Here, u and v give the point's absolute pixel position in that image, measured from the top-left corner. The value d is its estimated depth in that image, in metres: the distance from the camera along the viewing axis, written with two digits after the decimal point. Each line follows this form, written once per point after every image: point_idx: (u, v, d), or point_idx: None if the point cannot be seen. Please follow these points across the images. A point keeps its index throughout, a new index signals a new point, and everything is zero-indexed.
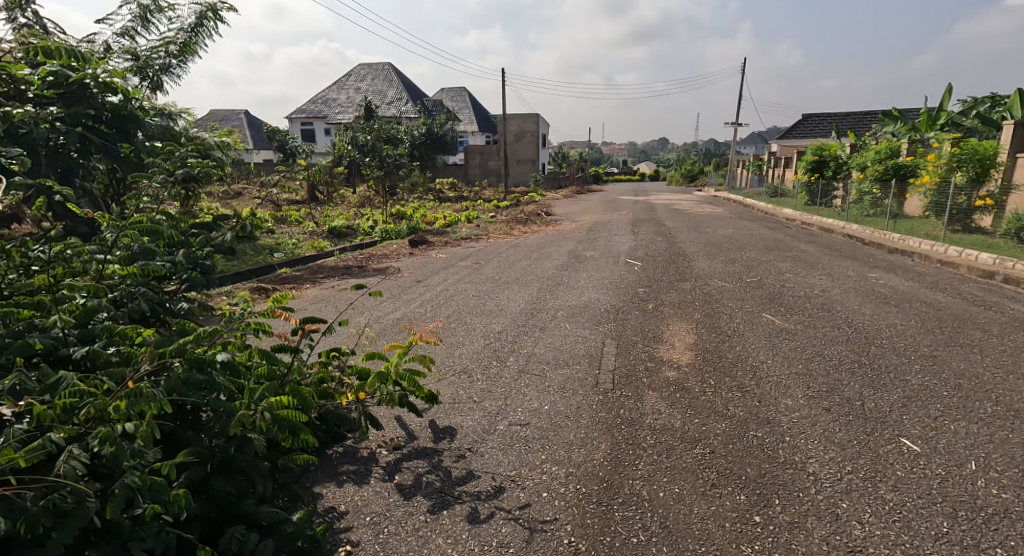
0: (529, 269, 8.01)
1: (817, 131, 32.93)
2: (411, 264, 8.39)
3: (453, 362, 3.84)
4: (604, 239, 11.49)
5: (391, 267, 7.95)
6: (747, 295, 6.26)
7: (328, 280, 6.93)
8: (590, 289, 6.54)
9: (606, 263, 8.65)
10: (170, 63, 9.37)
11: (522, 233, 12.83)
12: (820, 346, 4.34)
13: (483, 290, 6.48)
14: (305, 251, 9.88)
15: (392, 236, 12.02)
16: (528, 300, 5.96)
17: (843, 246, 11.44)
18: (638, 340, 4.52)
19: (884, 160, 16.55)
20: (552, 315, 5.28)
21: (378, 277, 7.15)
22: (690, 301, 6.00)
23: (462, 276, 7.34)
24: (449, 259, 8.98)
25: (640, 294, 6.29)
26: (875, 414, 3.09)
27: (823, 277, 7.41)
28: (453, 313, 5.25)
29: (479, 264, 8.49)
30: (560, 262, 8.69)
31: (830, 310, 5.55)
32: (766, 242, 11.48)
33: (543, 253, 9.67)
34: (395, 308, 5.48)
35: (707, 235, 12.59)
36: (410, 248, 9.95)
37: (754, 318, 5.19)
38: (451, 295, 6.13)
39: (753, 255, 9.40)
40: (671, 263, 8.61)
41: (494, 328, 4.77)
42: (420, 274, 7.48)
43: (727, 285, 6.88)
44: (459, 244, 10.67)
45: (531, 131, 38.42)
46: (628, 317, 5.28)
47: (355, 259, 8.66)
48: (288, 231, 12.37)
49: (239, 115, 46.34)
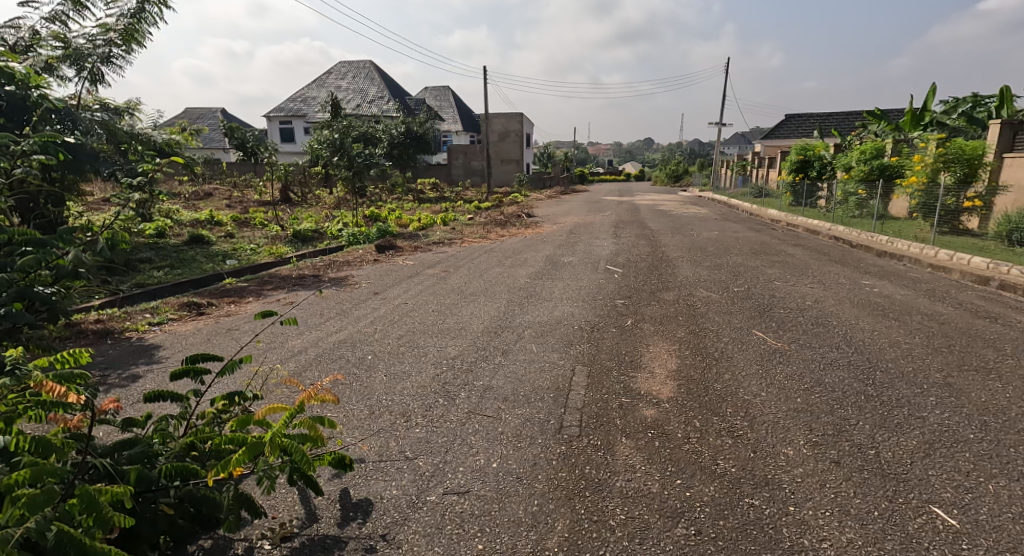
0: (500, 277, 7.43)
1: (801, 131, 32.75)
2: (374, 273, 7.75)
3: (389, 401, 3.23)
4: (584, 243, 10.94)
5: (350, 277, 7.33)
6: (735, 307, 5.73)
7: (275, 292, 6.29)
8: (562, 302, 5.96)
9: (584, 270, 8.07)
10: (112, 53, 8.80)
11: (500, 236, 12.24)
12: (820, 373, 3.78)
13: (446, 303, 5.87)
14: (261, 258, 9.22)
15: (360, 240, 11.36)
16: (495, 315, 5.36)
17: (830, 250, 11.00)
18: (612, 368, 3.93)
19: (870, 160, 16.21)
20: (517, 335, 4.68)
21: (333, 288, 6.53)
22: (672, 315, 5.44)
23: (426, 286, 6.73)
24: (417, 266, 8.37)
25: (618, 307, 5.72)
26: (894, 469, 2.54)
27: (814, 285, 6.91)
28: (404, 334, 4.63)
29: (448, 272, 7.86)
30: (535, 269, 8.13)
31: (824, 326, 5.02)
32: (752, 245, 11.03)
33: (519, 259, 9.08)
34: (341, 327, 4.86)
35: (692, 237, 12.11)
36: (376, 254, 9.33)
37: (741, 337, 4.65)
38: (407, 309, 5.52)
39: (740, 261, 8.89)
40: (653, 270, 8.08)
41: (448, 352, 4.16)
42: (381, 285, 6.85)
43: (712, 295, 6.35)
44: (431, 249, 10.06)
45: (514, 130, 37.81)
46: (602, 336, 4.70)
47: (313, 267, 8.02)
48: (251, 235, 11.67)
49: (217, 114, 45.36)
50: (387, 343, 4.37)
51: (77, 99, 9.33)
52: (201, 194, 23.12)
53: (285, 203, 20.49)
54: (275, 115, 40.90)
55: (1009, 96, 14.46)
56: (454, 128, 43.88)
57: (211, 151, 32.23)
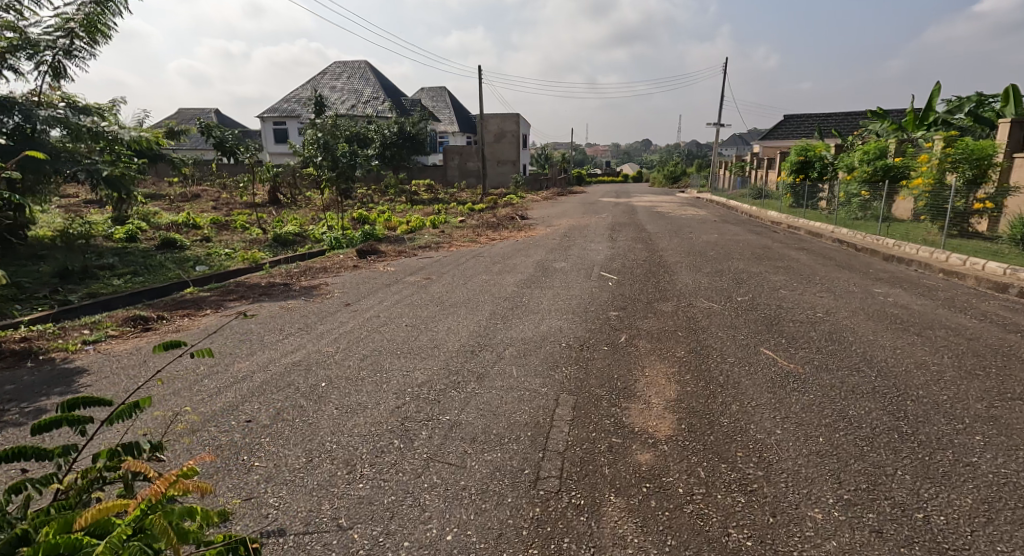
0: (484, 285, 6.92)
1: (799, 131, 32.33)
2: (351, 281, 7.23)
3: (334, 445, 2.71)
4: (578, 247, 10.41)
5: (322, 285, 6.81)
6: (739, 321, 5.21)
7: (238, 304, 5.77)
8: (550, 314, 5.44)
9: (576, 277, 7.55)
10: (74, 45, 8.46)
11: (490, 240, 11.71)
12: (842, 403, 3.26)
13: (422, 316, 5.34)
14: (233, 264, 8.70)
15: (343, 243, 10.83)
16: (474, 330, 4.84)
17: (836, 254, 10.50)
18: (602, 396, 3.40)
19: (873, 160, 15.72)
20: (495, 356, 4.16)
21: (301, 298, 6.00)
22: (670, 329, 4.92)
23: (404, 296, 6.22)
24: (398, 273, 7.85)
25: (610, 321, 5.19)
26: (953, 542, 2.02)
27: (822, 294, 6.41)
28: (368, 354, 4.11)
29: (430, 279, 7.34)
30: (524, 276, 7.62)
31: (840, 343, 4.50)
32: (754, 249, 10.53)
33: (507, 264, 8.55)
34: (299, 346, 4.33)
35: (690, 241, 11.63)
36: (356, 259, 8.83)
37: (747, 358, 4.12)
38: (378, 324, 5.00)
39: (742, 266, 8.39)
40: (650, 277, 7.56)
41: (414, 378, 3.64)
42: (354, 294, 6.32)
43: (713, 306, 5.84)
44: (416, 254, 9.54)
45: (510, 131, 37.28)
46: (591, 356, 4.18)
47: (285, 275, 7.51)
48: (229, 239, 11.15)
49: (210, 115, 44.90)
50: (347, 365, 3.85)
51: (39, 94, 8.73)
52: (188, 195, 22.58)
53: (273, 205, 19.97)
54: (268, 115, 40.26)
55: (1016, 94, 13.98)
56: (449, 128, 43.34)
57: (201, 153, 31.75)
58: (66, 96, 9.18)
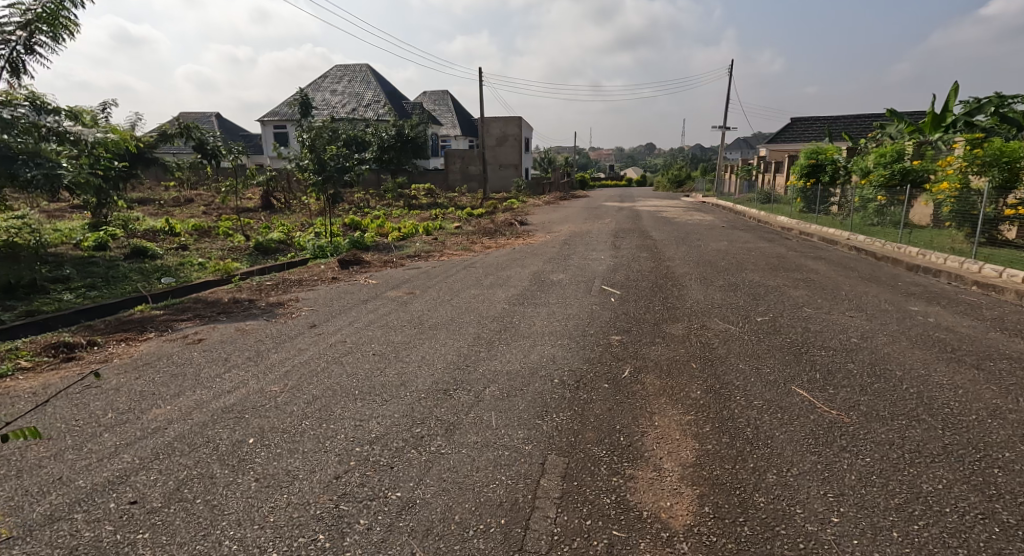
0: (473, 302, 6.23)
1: (807, 135, 31.60)
2: (326, 296, 6.53)
3: (236, 547, 2.00)
4: (579, 256, 9.69)
5: (291, 302, 6.13)
6: (762, 349, 4.50)
7: (188, 325, 5.07)
8: (543, 340, 4.72)
9: (575, 291, 6.84)
10: (36, 39, 7.79)
11: (486, 248, 11.01)
12: (910, 474, 2.55)
13: (395, 341, 4.64)
14: (203, 276, 8.04)
15: (327, 252, 10.20)
16: (452, 362, 4.13)
17: (856, 263, 9.77)
18: (601, 461, 2.69)
19: (890, 163, 14.93)
20: (473, 397, 3.44)
21: (262, 318, 5.30)
22: (681, 361, 4.20)
23: (380, 316, 5.53)
24: (379, 287, 7.15)
25: (613, 348, 4.48)
26: None
27: (852, 313, 5.70)
28: (319, 394, 3.41)
29: (414, 295, 6.63)
30: (517, 290, 6.94)
31: (887, 380, 3.76)
32: (769, 258, 9.80)
33: (501, 277, 7.83)
34: (240, 381, 3.61)
35: (699, 249, 10.90)
36: (337, 271, 8.16)
37: (779, 401, 3.40)
38: (343, 352, 4.30)
39: (757, 279, 7.69)
40: (657, 291, 6.86)
41: (367, 432, 2.92)
42: (324, 313, 5.62)
43: (731, 329, 5.11)
44: (403, 264, 8.87)
45: (512, 134, 36.60)
46: (588, 398, 3.47)
47: (255, 289, 6.83)
48: (208, 247, 10.50)
49: (210, 119, 44.55)
50: (289, 411, 3.15)
51: None
52: (180, 200, 21.95)
53: (265, 211, 19.32)
54: (268, 119, 39.64)
55: None
56: (451, 132, 42.74)
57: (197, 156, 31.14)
58: (30, 95, 8.46)
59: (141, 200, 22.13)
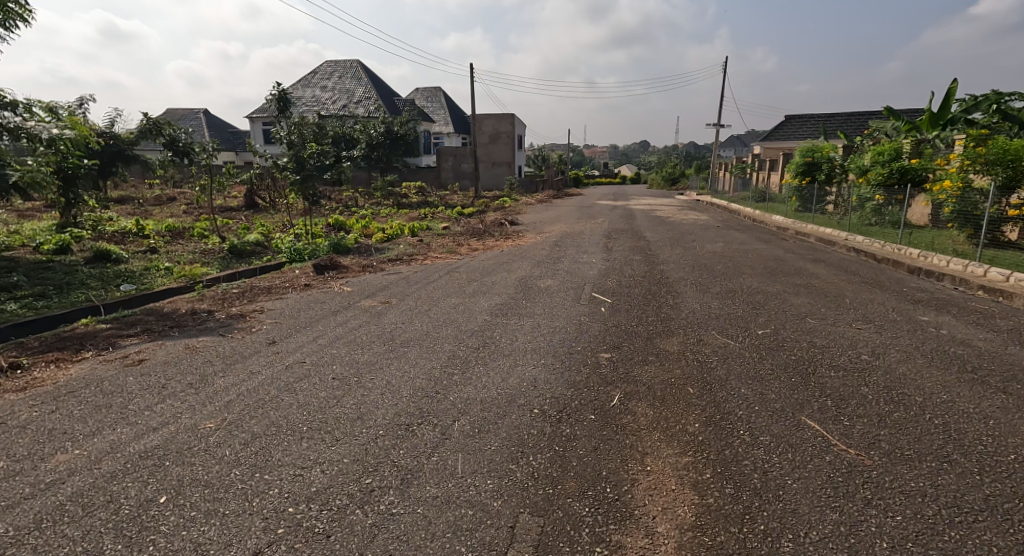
0: (453, 313, 5.77)
1: (802, 133, 31.26)
2: (294, 306, 6.05)
3: None
4: (569, 260, 9.24)
5: (255, 314, 5.66)
6: (766, 370, 4.06)
7: (132, 341, 4.58)
8: (524, 359, 4.28)
9: (562, 300, 6.39)
10: None
11: (472, 250, 10.54)
12: (953, 542, 2.12)
13: (361, 362, 4.18)
14: (166, 283, 7.55)
15: (304, 255, 9.69)
16: (420, 387, 3.68)
17: (857, 266, 9.37)
18: (583, 523, 2.26)
19: (888, 162, 14.56)
20: (439, 435, 2.99)
21: (217, 334, 4.82)
22: (677, 385, 3.77)
23: (349, 330, 5.06)
24: (354, 295, 6.67)
25: (601, 370, 4.05)
26: None
27: (859, 325, 5.27)
28: (260, 432, 2.94)
29: (390, 304, 6.17)
30: (502, 298, 6.49)
31: (908, 408, 3.34)
32: (767, 262, 9.39)
33: (485, 283, 7.37)
34: (170, 414, 3.14)
35: (694, 251, 10.48)
36: (311, 277, 7.68)
37: (788, 438, 2.97)
38: (298, 376, 3.83)
39: (756, 285, 7.27)
40: (651, 300, 6.43)
41: (305, 486, 2.45)
42: (288, 327, 5.14)
43: (731, 345, 4.68)
44: (383, 269, 8.40)
45: (505, 131, 36.07)
46: (572, 435, 3.04)
47: (217, 298, 6.35)
48: (179, 250, 9.99)
49: (198, 116, 43.76)
50: (219, 455, 2.68)
51: None
52: (162, 199, 21.33)
53: (249, 210, 18.75)
54: (256, 115, 38.89)
55: None
56: (444, 129, 42.15)
57: None
58: None
59: (121, 200, 21.47)
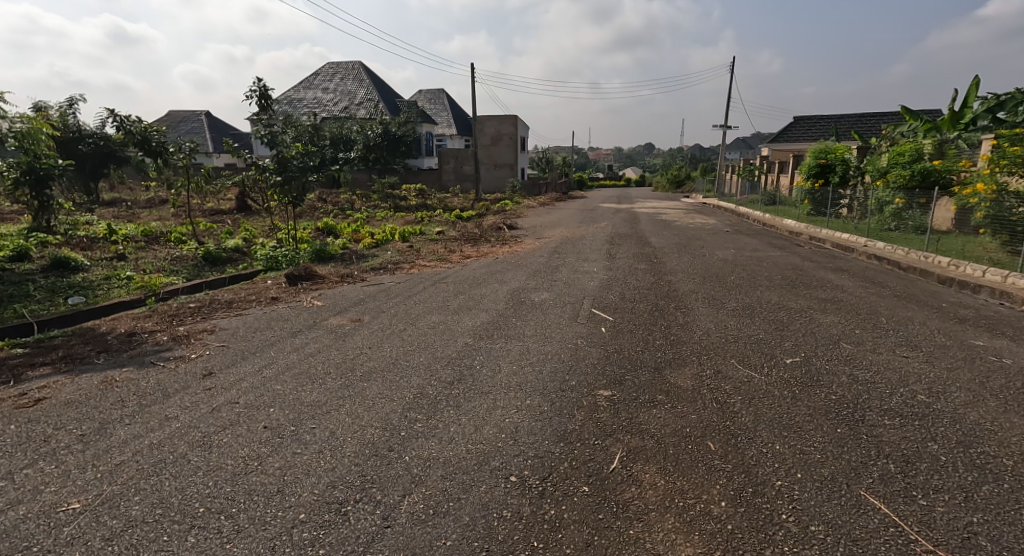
0: (431, 334, 5.01)
1: (811, 134, 30.44)
2: (251, 325, 5.30)
3: None
4: (568, 269, 8.48)
5: (202, 335, 4.92)
6: (803, 417, 3.28)
7: (41, 373, 3.84)
8: (506, 399, 3.54)
9: (557, 318, 5.62)
10: None
11: (465, 258, 9.80)
12: None
13: (305, 402, 3.42)
14: (119, 295, 6.81)
15: (281, 263, 8.98)
16: (369, 442, 2.91)
17: (883, 276, 8.57)
18: None
19: (909, 163, 13.72)
20: (378, 522, 2.24)
21: (145, 363, 4.07)
22: (694, 439, 3.02)
23: (305, 357, 4.30)
24: (324, 311, 5.93)
25: (599, 417, 3.30)
26: None
27: (905, 352, 4.48)
28: (136, 518, 2.20)
29: (362, 323, 5.42)
30: (490, 315, 5.74)
31: (997, 478, 2.57)
32: (784, 272, 8.61)
33: (473, 297, 6.61)
34: (30, 488, 2.40)
35: (703, 259, 9.71)
36: (281, 289, 6.96)
37: (850, 531, 2.22)
38: (225, 420, 3.09)
39: (775, 300, 6.49)
40: (658, 318, 5.66)
41: None
42: (234, 354, 4.39)
43: (756, 380, 3.91)
44: (363, 280, 7.66)
45: (507, 132, 35.37)
46: (558, 522, 2.29)
47: (168, 315, 5.61)
48: (148, 258, 9.28)
49: (197, 117, 43.24)
50: None
51: None
52: (152, 202, 20.73)
53: (240, 213, 18.08)
54: None
55: None
56: (446, 131, 41.51)
57: None
58: None
59: (110, 202, 20.84)
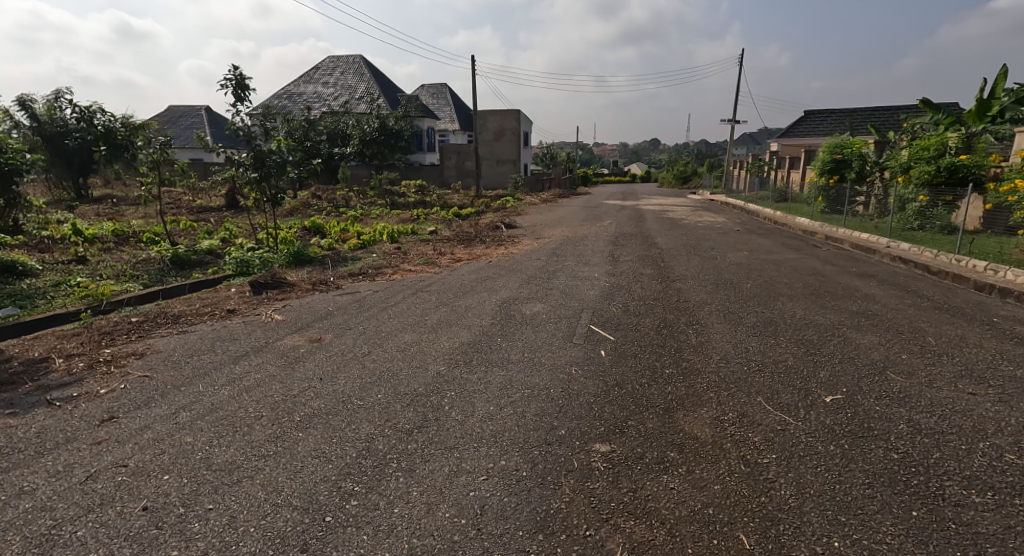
0: (397, 360, 4.23)
1: (823, 128, 29.41)
2: (191, 346, 4.54)
3: None
4: (566, 274, 7.69)
5: (127, 361, 4.15)
6: (864, 489, 2.48)
7: None
8: (472, 459, 2.77)
9: (550, 337, 4.84)
10: None
11: (454, 261, 9.01)
12: None
13: (213, 463, 2.66)
14: (58, 306, 6.04)
15: (252, 268, 8.16)
16: (275, 540, 2.14)
17: (916, 283, 7.75)
18: None
19: (934, 158, 12.81)
20: None
21: (34, 404, 3.31)
22: (720, 530, 2.24)
23: (239, 395, 3.53)
24: (282, 327, 5.17)
25: (594, 488, 2.52)
26: None
27: (970, 389, 3.64)
28: None
29: (321, 344, 4.63)
30: (472, 334, 4.94)
31: None
32: (806, 278, 7.80)
33: (456, 309, 5.82)
34: None
35: (714, 263, 8.90)
36: (243, 300, 6.22)
37: None
38: (93, 496, 2.34)
39: (800, 313, 5.68)
40: (668, 337, 4.86)
41: None
42: (154, 388, 3.62)
43: (791, 427, 3.11)
44: (337, 288, 6.90)
45: (510, 127, 34.50)
46: None
47: (100, 333, 4.85)
48: (110, 261, 8.56)
49: (197, 112, 42.60)
50: None
51: None
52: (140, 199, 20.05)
53: (228, 210, 17.33)
54: None
55: None
56: (447, 126, 40.70)
57: None
58: None
59: (97, 199, 20.18)
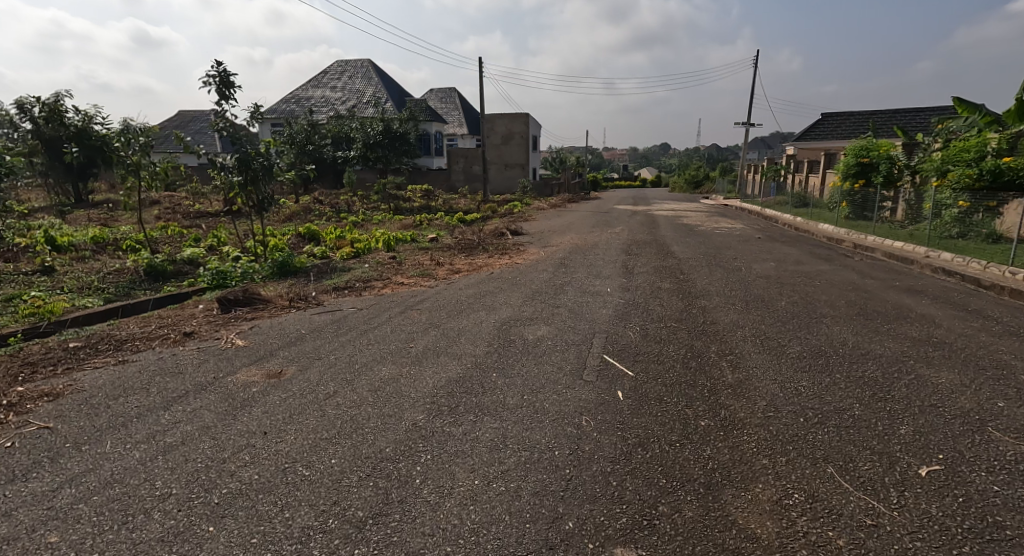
0: (365, 405, 3.41)
1: (843, 130, 28.38)
2: (123, 383, 3.76)
3: None
4: (575, 289, 6.89)
5: (34, 405, 3.37)
6: None
7: None
8: None
9: (557, 372, 4.00)
10: None
11: (453, 273, 8.23)
12: None
13: None
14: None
15: (229, 280, 7.41)
16: None
17: (971, 300, 6.84)
18: None
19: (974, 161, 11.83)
20: None
21: None
22: None
23: (151, 459, 2.73)
24: (242, 355, 4.40)
25: None
26: None
27: None
28: None
29: (279, 381, 3.83)
30: (463, 366, 4.13)
31: None
32: (846, 293, 6.92)
33: (447, 333, 5.00)
34: None
35: (740, 275, 8.05)
36: (207, 319, 5.47)
37: None
38: None
39: (852, 340, 4.81)
40: (698, 372, 4.01)
41: None
42: (47, 448, 2.83)
43: (888, 524, 2.25)
44: (317, 304, 6.13)
45: (518, 131, 33.78)
46: None
47: (22, 363, 4.10)
48: (78, 271, 7.86)
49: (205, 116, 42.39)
50: None
51: None
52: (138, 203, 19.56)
53: (225, 215, 16.71)
54: None
55: None
56: (456, 130, 40.08)
57: None
58: None
59: (95, 204, 19.73)
